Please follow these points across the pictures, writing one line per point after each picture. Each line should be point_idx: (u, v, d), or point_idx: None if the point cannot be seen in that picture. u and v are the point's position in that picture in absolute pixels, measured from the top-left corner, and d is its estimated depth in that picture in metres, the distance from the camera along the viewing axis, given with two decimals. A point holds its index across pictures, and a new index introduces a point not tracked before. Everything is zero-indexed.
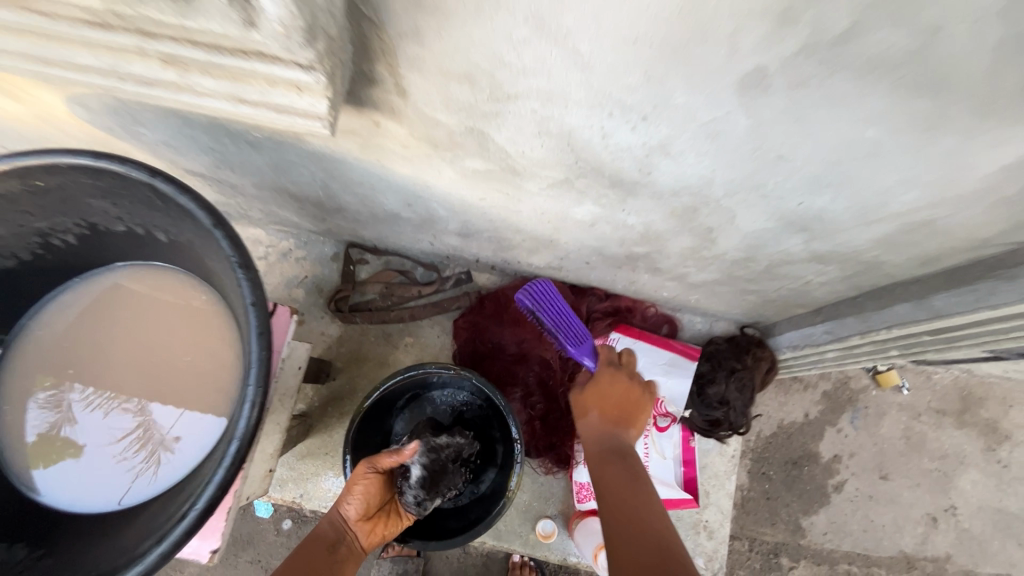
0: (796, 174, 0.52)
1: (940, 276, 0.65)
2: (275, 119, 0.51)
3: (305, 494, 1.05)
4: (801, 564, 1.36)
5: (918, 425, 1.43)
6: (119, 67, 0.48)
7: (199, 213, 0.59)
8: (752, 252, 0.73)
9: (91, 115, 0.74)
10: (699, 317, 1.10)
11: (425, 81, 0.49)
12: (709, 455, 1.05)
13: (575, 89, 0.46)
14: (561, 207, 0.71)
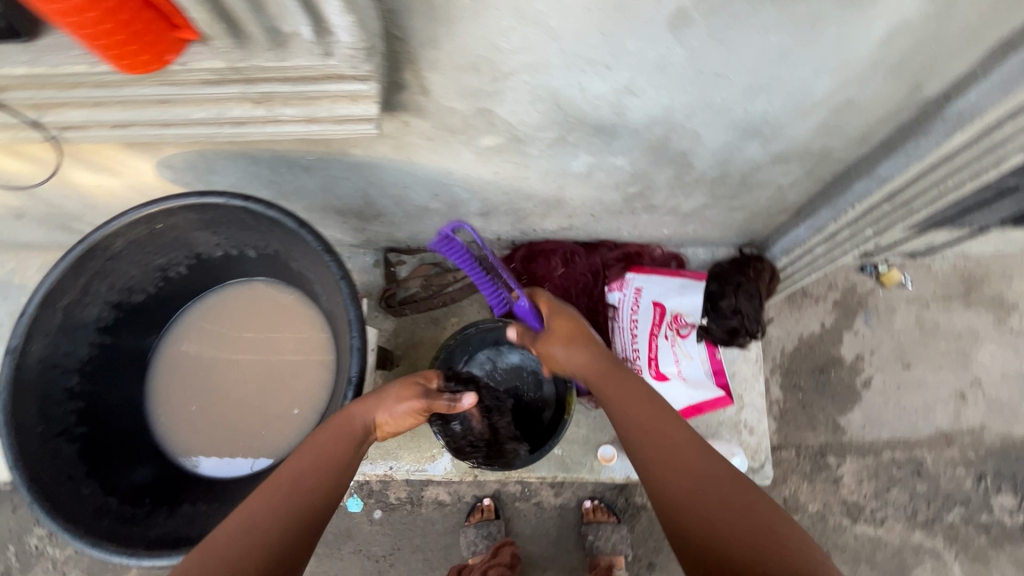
0: (735, 85, 0.66)
1: (880, 150, 0.80)
2: (334, 131, 0.67)
3: (394, 466, 1.19)
4: (849, 459, 1.47)
5: (928, 313, 1.54)
6: (221, 115, 0.64)
7: (284, 219, 0.76)
8: (724, 166, 0.88)
9: (174, 173, 0.93)
10: (701, 248, 1.25)
11: (442, 77, 0.66)
12: (736, 364, 1.18)
13: (552, 56, 0.62)
14: (561, 163, 0.87)
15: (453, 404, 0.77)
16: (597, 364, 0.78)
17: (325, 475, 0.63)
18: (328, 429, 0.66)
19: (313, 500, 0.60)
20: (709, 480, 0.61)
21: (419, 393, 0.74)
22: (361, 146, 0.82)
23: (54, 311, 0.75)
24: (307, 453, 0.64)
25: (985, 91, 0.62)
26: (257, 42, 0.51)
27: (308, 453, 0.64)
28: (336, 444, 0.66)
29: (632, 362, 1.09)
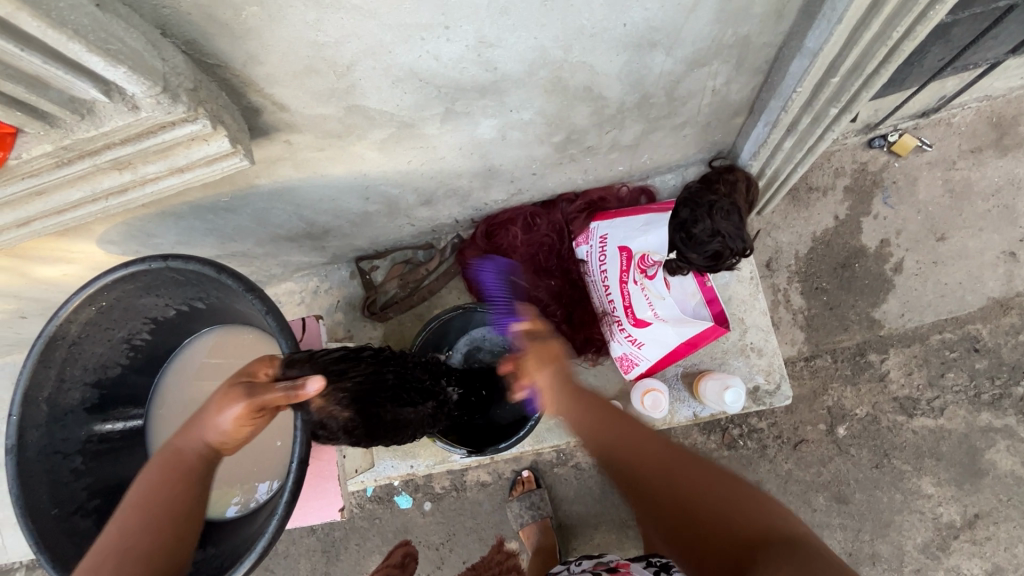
0: (595, 3, 0.59)
1: (802, 21, 0.69)
2: (209, 174, 0.66)
3: (415, 464, 1.22)
4: (892, 353, 1.35)
5: (957, 173, 1.37)
6: (98, 190, 0.65)
7: (203, 268, 0.76)
8: (642, 88, 0.79)
9: (119, 246, 0.96)
10: (669, 174, 1.15)
11: (290, 89, 0.62)
12: (730, 287, 1.10)
13: (382, 34, 0.57)
14: (467, 134, 0.82)
15: (293, 391, 0.62)
16: (579, 408, 0.85)
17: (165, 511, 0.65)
18: (161, 463, 0.67)
19: (151, 531, 0.63)
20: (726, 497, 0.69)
21: (242, 393, 0.63)
22: (262, 174, 0.80)
23: (38, 404, 0.80)
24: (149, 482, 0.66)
25: None
26: (64, 117, 0.50)
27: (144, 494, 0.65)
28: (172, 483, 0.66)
29: (612, 313, 1.05)
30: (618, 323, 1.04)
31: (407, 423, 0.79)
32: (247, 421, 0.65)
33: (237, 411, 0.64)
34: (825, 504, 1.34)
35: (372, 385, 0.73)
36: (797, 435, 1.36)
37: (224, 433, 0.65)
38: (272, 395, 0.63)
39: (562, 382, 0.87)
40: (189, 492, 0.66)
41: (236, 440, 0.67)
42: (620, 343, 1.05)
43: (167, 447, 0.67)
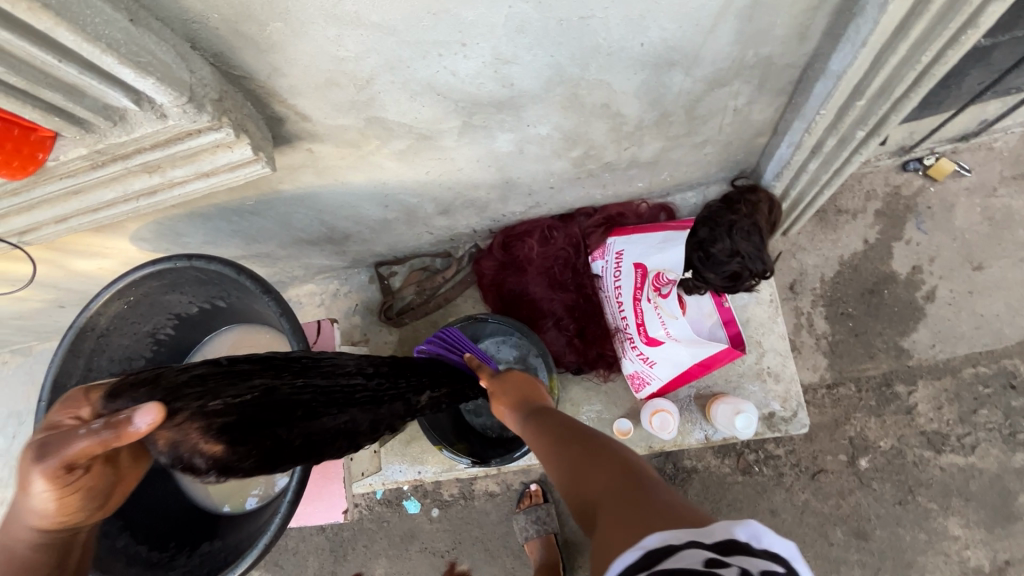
0: (610, 24, 0.59)
1: (827, 42, 0.68)
2: (232, 180, 0.69)
3: (423, 470, 1.23)
4: (921, 385, 1.30)
5: (997, 201, 1.31)
6: (129, 191, 0.68)
7: (225, 269, 0.79)
8: (660, 106, 0.79)
9: (150, 243, 1.00)
10: (690, 192, 1.14)
11: (311, 100, 0.64)
12: (749, 309, 1.08)
13: (400, 50, 0.58)
14: (484, 147, 0.83)
15: (94, 444, 0.49)
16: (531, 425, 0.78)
17: None
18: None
19: None
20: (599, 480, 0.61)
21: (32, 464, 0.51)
22: (284, 180, 0.83)
23: (66, 391, 0.84)
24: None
25: None
26: (98, 124, 0.53)
27: None
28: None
29: (624, 330, 1.05)
30: (629, 341, 1.04)
31: (328, 440, 0.67)
32: (81, 489, 0.56)
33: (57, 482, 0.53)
34: (843, 539, 1.29)
35: (263, 405, 0.60)
36: (816, 464, 1.32)
37: (47, 512, 0.55)
38: (83, 442, 0.49)
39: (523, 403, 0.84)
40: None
41: (86, 505, 0.58)
42: (632, 360, 1.05)
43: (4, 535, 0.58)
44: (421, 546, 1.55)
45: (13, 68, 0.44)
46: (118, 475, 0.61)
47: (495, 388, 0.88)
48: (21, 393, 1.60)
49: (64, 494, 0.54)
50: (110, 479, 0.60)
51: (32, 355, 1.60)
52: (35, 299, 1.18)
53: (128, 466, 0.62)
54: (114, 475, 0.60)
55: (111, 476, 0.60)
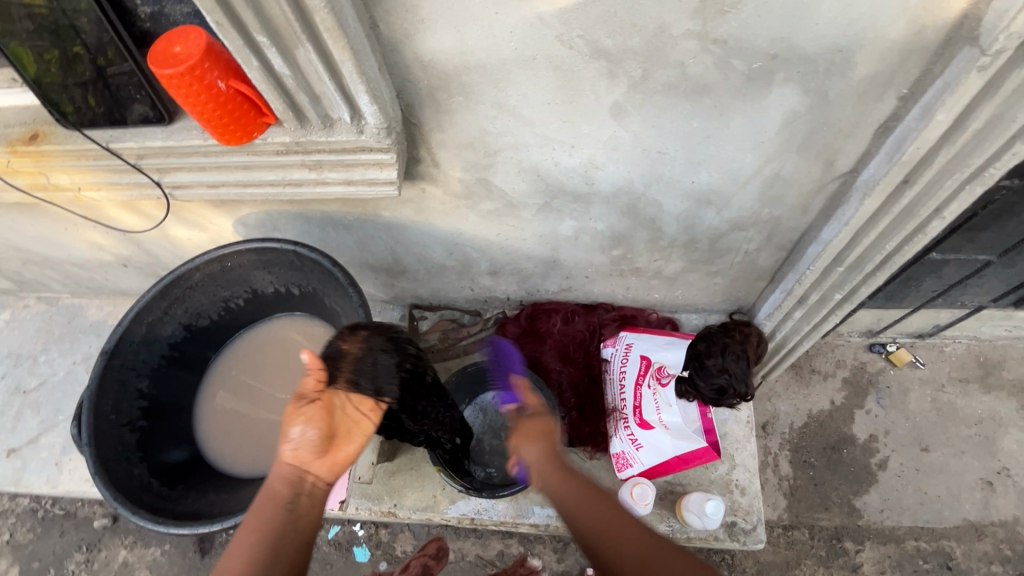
0: (674, 162, 0.83)
1: (822, 218, 0.92)
2: (366, 193, 0.87)
3: (398, 504, 1.26)
4: (867, 546, 1.39)
5: (945, 394, 1.52)
6: (285, 178, 0.87)
7: (324, 260, 0.95)
8: (691, 232, 1.02)
9: (246, 230, 1.17)
10: (694, 314, 1.35)
11: (448, 153, 0.86)
12: (727, 424, 1.23)
13: (529, 137, 0.81)
14: (550, 227, 1.04)
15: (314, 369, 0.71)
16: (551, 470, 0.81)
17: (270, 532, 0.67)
18: (280, 492, 0.69)
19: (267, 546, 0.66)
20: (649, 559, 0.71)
21: (295, 404, 0.71)
22: (388, 208, 1.03)
23: (141, 324, 0.95)
24: (249, 549, 0.66)
25: (878, 164, 0.76)
26: (313, 123, 0.74)
27: (255, 535, 0.67)
28: (270, 517, 0.68)
29: (620, 410, 1.17)
30: (623, 421, 1.16)
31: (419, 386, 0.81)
32: (329, 416, 0.71)
33: (311, 414, 0.70)
34: None
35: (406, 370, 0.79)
36: None
37: (301, 453, 0.70)
38: (309, 377, 0.71)
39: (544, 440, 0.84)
40: (285, 528, 0.68)
41: (326, 446, 0.71)
42: (620, 440, 1.16)
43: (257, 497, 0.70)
44: None
45: (294, 75, 0.66)
46: (352, 420, 0.73)
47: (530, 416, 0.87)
48: (29, 338, 1.64)
49: (307, 442, 0.70)
50: (348, 421, 0.72)
51: (56, 306, 1.67)
52: (113, 249, 1.32)
53: (371, 410, 0.73)
54: (348, 417, 0.72)
55: (338, 425, 0.72)
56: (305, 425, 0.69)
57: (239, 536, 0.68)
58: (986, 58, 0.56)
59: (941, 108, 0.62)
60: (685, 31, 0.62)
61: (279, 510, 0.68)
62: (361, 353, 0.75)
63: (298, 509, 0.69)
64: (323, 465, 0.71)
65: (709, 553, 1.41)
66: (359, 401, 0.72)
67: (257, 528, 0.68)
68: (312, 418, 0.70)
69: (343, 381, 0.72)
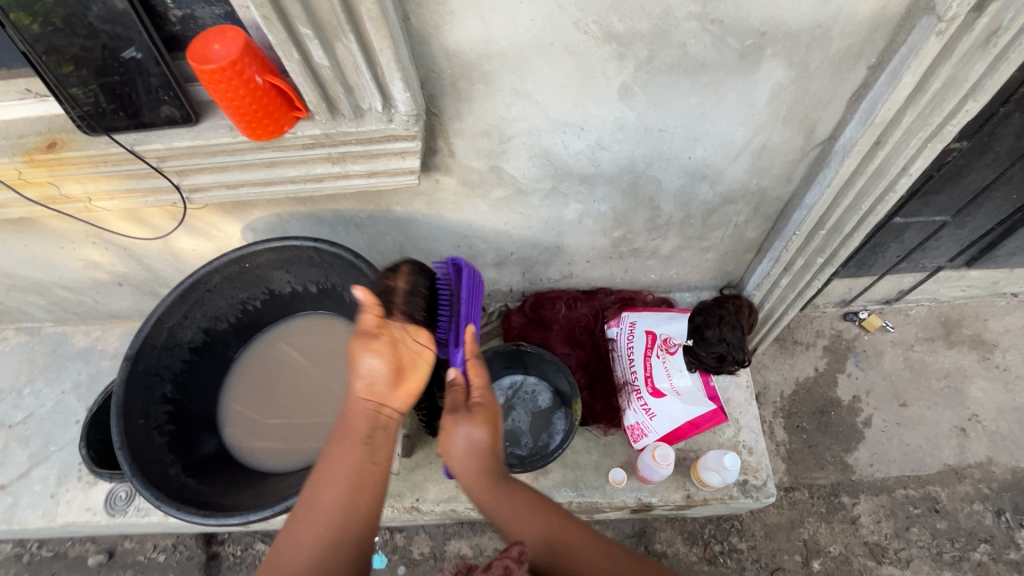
0: (673, 140, 0.92)
1: (804, 186, 1.02)
2: (388, 183, 0.91)
3: (421, 497, 1.27)
4: (862, 498, 1.49)
5: (915, 353, 1.65)
6: (308, 173, 0.90)
7: (345, 252, 0.98)
8: (686, 209, 1.10)
9: (255, 235, 1.18)
10: (687, 292, 1.43)
11: (464, 142, 0.92)
12: (729, 391, 1.30)
13: (542, 122, 0.88)
14: (556, 212, 1.11)
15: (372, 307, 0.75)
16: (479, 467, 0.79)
17: (353, 464, 0.68)
18: (356, 425, 0.71)
19: (352, 480, 0.67)
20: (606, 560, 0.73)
21: (359, 338, 0.73)
22: (401, 202, 1.07)
23: (162, 328, 0.95)
24: (340, 483, 0.66)
25: (854, 129, 0.86)
26: (344, 114, 0.79)
27: (338, 468, 0.67)
28: (346, 452, 0.68)
29: (631, 383, 1.22)
30: (636, 392, 1.20)
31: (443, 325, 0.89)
32: (394, 349, 0.73)
33: (375, 348, 0.72)
34: None
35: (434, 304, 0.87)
36: (774, 561, 1.44)
37: (369, 386, 0.72)
38: (369, 314, 0.74)
39: (491, 432, 0.81)
40: (366, 460, 0.69)
41: (395, 379, 0.73)
42: (634, 412, 1.20)
43: (332, 437, 0.71)
44: None
45: (332, 66, 0.70)
46: (414, 352, 0.75)
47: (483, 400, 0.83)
48: (10, 370, 1.57)
49: (373, 373, 0.72)
50: (411, 352, 0.75)
51: (39, 336, 1.61)
52: (111, 266, 1.30)
53: (429, 340, 0.77)
54: (409, 349, 0.75)
55: (403, 355, 0.74)
56: (375, 359, 0.72)
57: (322, 470, 0.68)
58: (943, 24, 0.65)
59: (907, 72, 0.72)
60: (687, 13, 0.70)
61: (360, 444, 0.69)
62: (408, 284, 0.82)
63: (377, 439, 0.70)
64: (395, 396, 0.74)
65: (719, 521, 1.48)
66: (418, 332, 0.76)
67: (337, 463, 0.68)
68: (378, 349, 0.72)
69: (399, 312, 0.75)
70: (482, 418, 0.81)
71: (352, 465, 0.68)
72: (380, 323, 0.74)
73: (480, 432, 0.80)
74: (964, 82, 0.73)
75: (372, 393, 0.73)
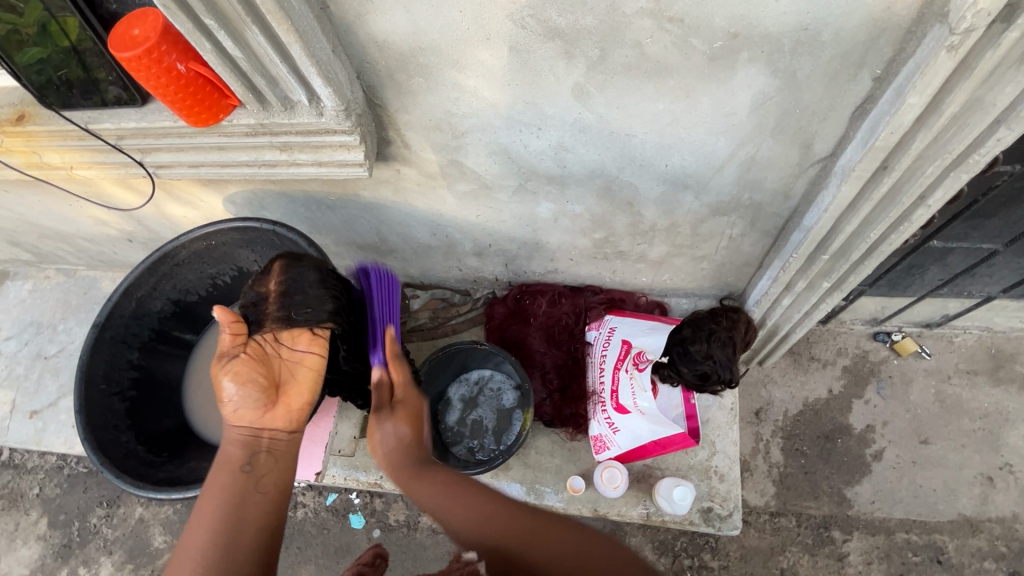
0: (644, 147, 0.81)
1: (805, 204, 0.89)
2: (338, 173, 0.87)
3: (384, 476, 1.30)
4: (855, 536, 1.38)
5: (950, 387, 1.46)
6: (259, 158, 0.88)
7: (303, 242, 0.96)
8: (671, 217, 0.99)
9: (236, 208, 1.19)
10: (684, 298, 1.32)
11: (416, 134, 0.86)
12: (710, 411, 1.21)
13: (494, 119, 0.80)
14: (528, 209, 1.03)
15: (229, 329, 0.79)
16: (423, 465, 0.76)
17: (225, 488, 0.71)
18: (234, 446, 0.76)
19: (221, 508, 0.69)
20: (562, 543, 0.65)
21: (219, 364, 0.79)
22: (365, 188, 1.03)
23: (130, 299, 1.00)
24: (214, 508, 0.69)
25: (855, 149, 0.72)
26: (274, 105, 0.75)
27: (211, 497, 0.71)
28: (223, 474, 0.73)
29: (598, 393, 1.16)
30: (601, 404, 1.15)
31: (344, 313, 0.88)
32: (261, 364, 0.81)
33: (237, 368, 0.79)
34: None
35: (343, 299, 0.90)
36: None
37: (239, 409, 0.78)
38: (226, 337, 0.80)
39: (412, 428, 0.80)
40: (239, 478, 0.73)
41: (268, 394, 0.80)
42: (598, 423, 1.15)
43: (211, 472, 0.74)
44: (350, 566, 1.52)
45: (248, 57, 0.67)
46: (292, 362, 0.84)
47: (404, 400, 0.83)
48: (49, 307, 1.73)
49: (243, 396, 0.78)
50: (285, 363, 0.83)
51: (73, 278, 1.75)
52: (117, 224, 1.36)
53: (310, 342, 0.85)
54: (283, 362, 0.83)
55: (266, 371, 0.81)
56: (235, 382, 0.78)
57: (201, 506, 0.70)
58: (955, 37, 0.52)
59: (912, 91, 0.59)
60: (637, 9, 0.60)
61: (236, 469, 0.73)
62: (280, 286, 0.85)
63: (253, 461, 0.75)
64: (272, 415, 0.80)
65: (693, 535, 1.42)
66: (295, 342, 0.84)
67: (214, 487, 0.72)
68: (242, 369, 0.79)
69: (271, 325, 0.82)
70: (398, 416, 0.81)
71: (223, 492, 0.71)
72: (242, 343, 0.81)
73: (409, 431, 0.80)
74: (990, 106, 0.59)
75: (245, 415, 0.78)
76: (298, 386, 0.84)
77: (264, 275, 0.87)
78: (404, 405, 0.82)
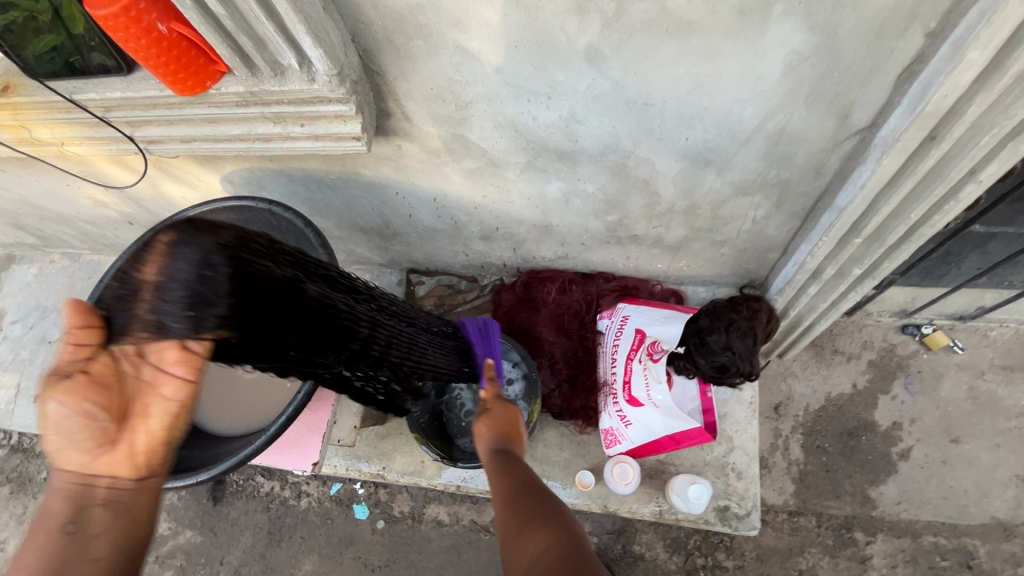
0: (663, 119, 0.75)
1: (838, 182, 0.82)
2: (334, 148, 0.82)
3: (387, 467, 1.26)
4: (879, 538, 1.31)
5: (984, 383, 1.38)
6: (251, 132, 0.83)
7: (300, 222, 0.92)
8: (690, 197, 0.93)
9: (234, 188, 1.15)
10: (702, 287, 1.26)
11: (417, 105, 0.80)
12: (728, 405, 1.15)
13: (500, 87, 0.74)
14: (537, 189, 0.97)
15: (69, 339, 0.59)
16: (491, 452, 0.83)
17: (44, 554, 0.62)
18: (65, 497, 0.65)
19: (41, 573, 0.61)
20: (552, 535, 0.63)
21: (52, 381, 0.61)
22: (366, 166, 0.98)
23: None
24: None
25: (899, 117, 0.65)
26: (264, 71, 0.70)
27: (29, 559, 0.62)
28: (45, 537, 0.64)
29: (609, 385, 1.11)
30: (612, 396, 1.10)
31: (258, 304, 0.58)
32: (104, 391, 0.61)
33: (70, 393, 0.60)
34: None
35: (254, 280, 0.58)
36: None
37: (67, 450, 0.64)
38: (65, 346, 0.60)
39: (500, 428, 0.85)
40: (62, 544, 0.63)
41: (107, 435, 0.63)
42: (609, 416, 1.10)
43: (33, 522, 0.65)
44: (353, 556, 1.49)
45: (232, 15, 0.61)
46: (147, 386, 0.62)
47: (492, 407, 0.87)
48: (54, 292, 1.71)
49: (80, 434, 0.63)
50: (142, 390, 0.62)
51: (78, 262, 1.73)
52: (116, 205, 1.33)
53: (179, 362, 0.58)
54: (139, 384, 0.62)
55: (107, 399, 0.62)
56: (63, 414, 0.61)
57: (24, 553, 0.63)
58: None
59: (972, 45, 0.52)
60: None
61: (58, 528, 0.64)
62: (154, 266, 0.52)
63: (78, 521, 0.64)
64: (110, 462, 0.65)
65: (707, 534, 1.36)
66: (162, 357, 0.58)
67: (27, 553, 0.63)
68: (76, 398, 0.61)
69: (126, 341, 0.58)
70: (489, 424, 0.85)
71: (44, 554, 0.62)
72: (84, 357, 0.60)
73: (489, 431, 0.85)
74: None
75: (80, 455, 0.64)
76: (156, 424, 0.64)
77: (143, 254, 0.54)
78: (500, 414, 0.86)
